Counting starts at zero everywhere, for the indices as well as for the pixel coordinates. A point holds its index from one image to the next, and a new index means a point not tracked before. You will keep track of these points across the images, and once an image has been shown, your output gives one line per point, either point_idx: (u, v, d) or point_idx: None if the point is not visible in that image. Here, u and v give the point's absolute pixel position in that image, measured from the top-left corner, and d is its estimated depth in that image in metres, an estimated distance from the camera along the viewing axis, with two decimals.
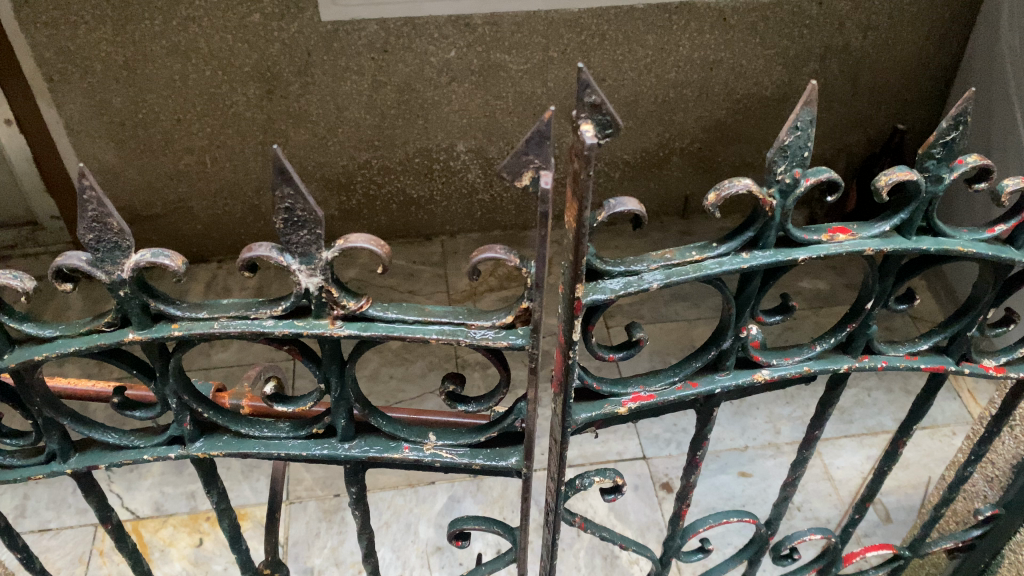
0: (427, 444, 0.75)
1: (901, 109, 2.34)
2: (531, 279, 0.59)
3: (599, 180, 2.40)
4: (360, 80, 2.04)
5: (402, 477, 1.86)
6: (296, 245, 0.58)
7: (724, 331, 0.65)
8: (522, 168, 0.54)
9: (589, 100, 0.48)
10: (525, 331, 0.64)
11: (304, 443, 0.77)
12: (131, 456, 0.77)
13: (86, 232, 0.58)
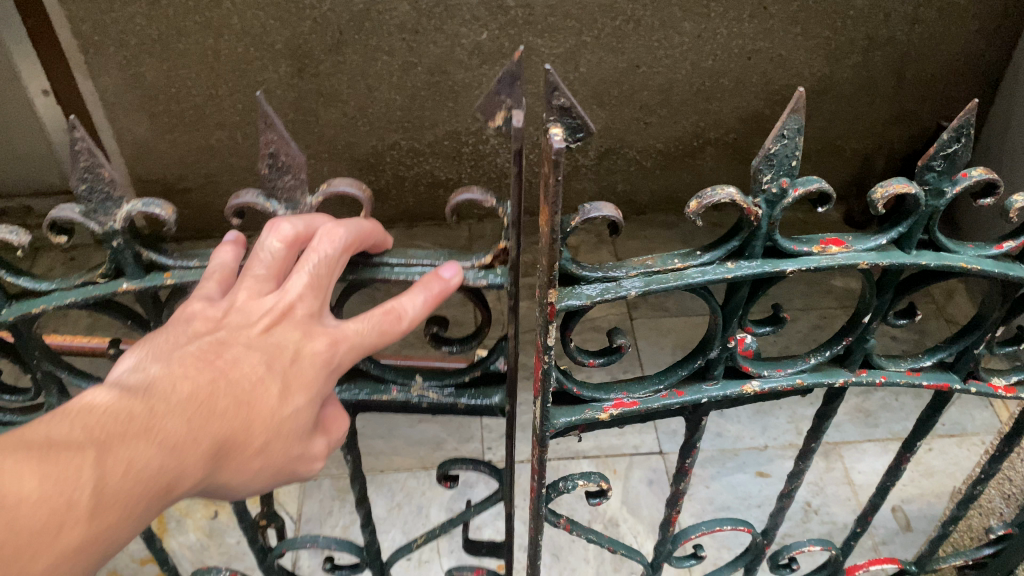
0: (410, 386, 0.80)
1: (950, 106, 2.25)
2: (507, 219, 0.64)
3: (631, 169, 2.36)
4: (391, 61, 2.04)
5: (417, 459, 1.87)
6: (281, 189, 0.66)
7: (710, 341, 0.63)
8: (496, 108, 0.64)
9: (558, 103, 0.47)
10: (504, 271, 0.70)
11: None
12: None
13: (80, 181, 0.63)
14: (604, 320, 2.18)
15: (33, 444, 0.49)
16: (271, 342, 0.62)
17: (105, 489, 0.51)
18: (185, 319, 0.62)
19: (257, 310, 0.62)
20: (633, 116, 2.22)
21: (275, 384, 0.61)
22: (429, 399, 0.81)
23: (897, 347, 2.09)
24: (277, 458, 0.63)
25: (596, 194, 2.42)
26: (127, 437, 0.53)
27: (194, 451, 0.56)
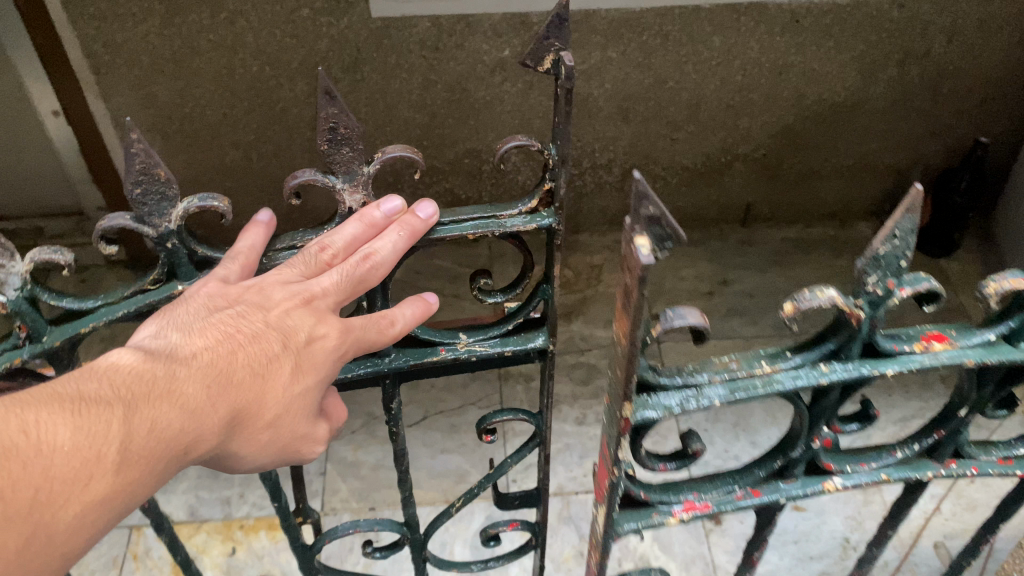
0: (459, 343, 0.95)
1: (989, 120, 2.17)
2: (553, 160, 0.81)
3: (656, 185, 2.29)
4: (410, 79, 1.98)
5: (440, 492, 1.81)
6: (338, 162, 0.78)
7: (800, 440, 0.77)
8: (545, 53, 0.77)
9: (647, 211, 0.55)
10: (548, 212, 0.85)
11: (356, 364, 0.94)
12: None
13: (134, 187, 0.75)
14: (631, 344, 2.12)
15: (69, 399, 0.64)
16: (285, 327, 0.79)
17: (136, 436, 0.65)
18: (206, 297, 0.79)
19: (281, 294, 0.80)
20: (659, 132, 2.15)
21: (287, 363, 0.79)
22: (479, 350, 0.96)
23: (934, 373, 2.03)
24: (285, 433, 0.81)
25: (620, 212, 2.36)
26: (150, 399, 0.68)
27: (207, 416, 0.71)
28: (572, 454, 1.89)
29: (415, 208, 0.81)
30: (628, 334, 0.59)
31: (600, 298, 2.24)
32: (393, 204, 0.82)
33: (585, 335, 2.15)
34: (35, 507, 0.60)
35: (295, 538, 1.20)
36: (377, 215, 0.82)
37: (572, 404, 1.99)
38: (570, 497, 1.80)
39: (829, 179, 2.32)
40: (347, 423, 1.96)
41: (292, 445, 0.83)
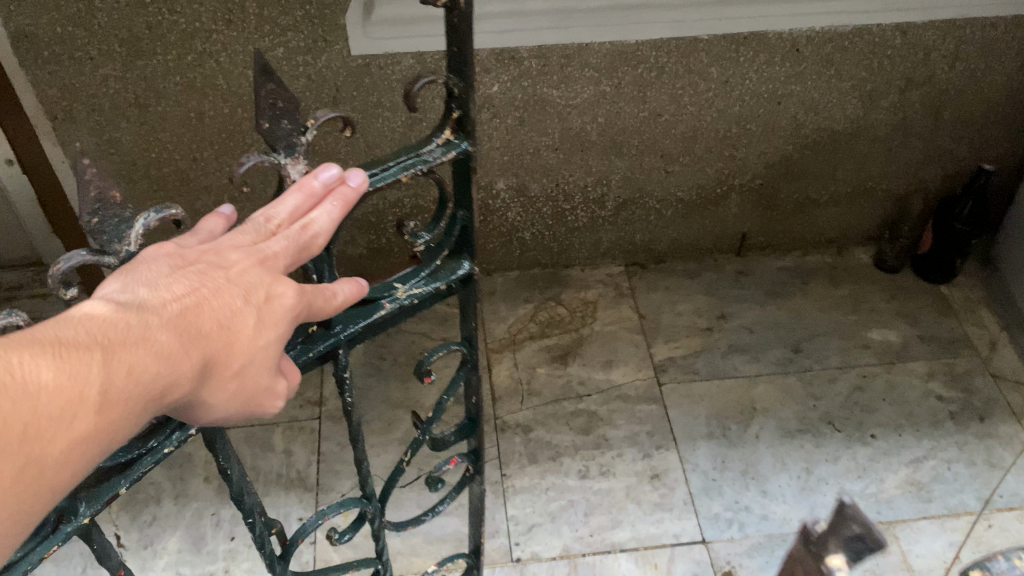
0: (400, 291, 0.93)
1: (988, 143, 2.11)
2: (458, 87, 0.82)
3: (650, 218, 2.21)
4: (393, 118, 1.86)
5: (438, 560, 1.70)
6: (277, 135, 0.75)
7: None
8: None
9: None
10: (459, 137, 0.87)
11: (309, 340, 0.88)
12: (142, 461, 0.78)
13: (91, 215, 0.68)
14: (631, 388, 2.03)
15: (44, 341, 0.54)
16: (248, 277, 0.66)
17: (114, 386, 0.55)
18: (162, 257, 0.66)
19: (237, 255, 0.67)
20: (653, 165, 2.06)
21: (253, 315, 0.66)
22: (419, 291, 0.94)
23: (943, 409, 1.96)
24: (251, 389, 0.68)
25: (613, 244, 2.28)
26: (126, 343, 0.57)
27: (183, 363, 0.60)
28: (577, 511, 1.79)
29: (346, 175, 0.73)
30: None
31: (596, 337, 2.15)
32: (331, 171, 0.72)
33: (583, 379, 2.05)
34: (17, 452, 0.51)
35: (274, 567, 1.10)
36: (315, 184, 0.72)
37: (573, 456, 1.88)
38: (577, 560, 1.70)
39: (826, 207, 2.25)
40: (335, 485, 1.83)
41: (255, 406, 0.70)
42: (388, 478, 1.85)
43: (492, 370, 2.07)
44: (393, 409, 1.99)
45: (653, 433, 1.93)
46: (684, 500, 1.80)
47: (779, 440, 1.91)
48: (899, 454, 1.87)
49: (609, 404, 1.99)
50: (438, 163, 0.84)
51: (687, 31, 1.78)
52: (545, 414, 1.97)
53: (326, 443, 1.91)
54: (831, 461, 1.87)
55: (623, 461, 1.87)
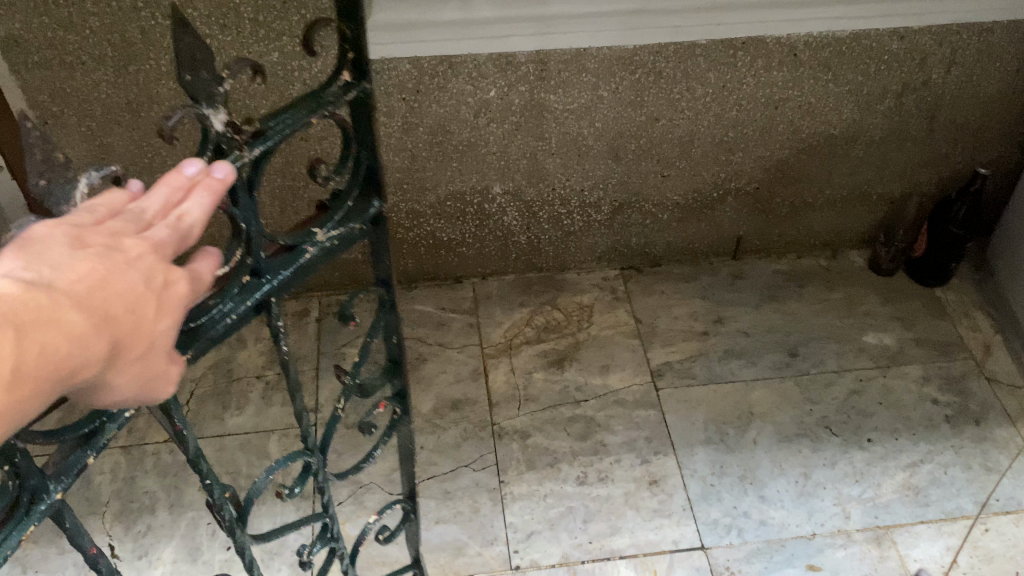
0: (323, 235, 0.80)
1: (982, 147, 2.13)
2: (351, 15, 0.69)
3: (646, 222, 2.21)
4: (389, 123, 1.84)
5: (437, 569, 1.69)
6: (198, 89, 0.60)
7: None
8: None
9: None
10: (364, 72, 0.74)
11: (238, 297, 0.73)
12: (107, 428, 0.66)
13: (38, 178, 0.57)
14: (628, 393, 2.02)
15: None
16: (151, 253, 0.53)
17: (19, 375, 0.42)
18: (42, 227, 0.50)
19: (125, 238, 0.52)
20: (650, 169, 2.06)
21: (161, 300, 0.52)
22: (343, 231, 0.81)
23: (939, 413, 1.96)
24: (145, 384, 0.54)
25: (609, 248, 2.28)
26: (36, 323, 0.44)
27: (94, 351, 0.47)
28: (576, 518, 1.78)
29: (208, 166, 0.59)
30: None
31: (593, 342, 2.14)
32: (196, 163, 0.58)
33: (580, 384, 2.04)
34: None
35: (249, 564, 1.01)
36: (178, 174, 0.58)
37: (572, 462, 1.88)
38: (577, 567, 1.69)
39: (821, 210, 2.25)
40: (332, 493, 1.82)
41: (144, 399, 0.56)
42: (386, 485, 1.83)
43: (489, 376, 2.06)
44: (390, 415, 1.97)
45: (651, 438, 1.93)
46: (683, 506, 1.80)
47: (776, 445, 1.91)
48: (896, 458, 1.88)
49: (607, 409, 1.98)
50: (343, 101, 0.72)
51: (685, 36, 1.77)
52: (542, 419, 1.96)
53: None
54: (828, 465, 1.87)
55: (621, 467, 1.87)
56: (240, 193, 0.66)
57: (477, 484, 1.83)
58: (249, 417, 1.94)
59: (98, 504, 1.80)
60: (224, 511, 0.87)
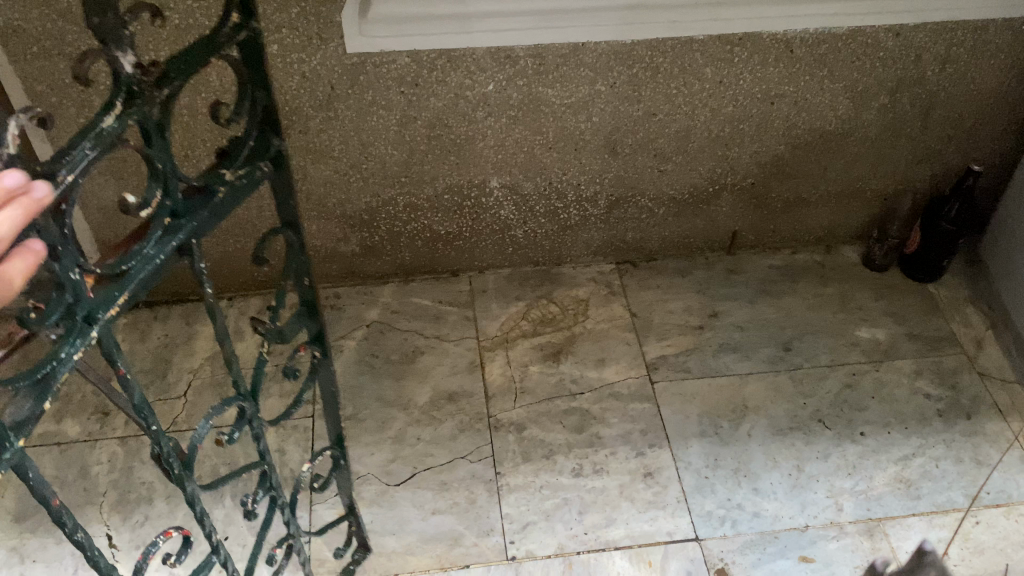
0: (230, 174, 0.93)
1: (975, 144, 2.15)
2: None
3: (642, 216, 2.22)
4: (388, 115, 1.85)
5: (433, 559, 1.70)
6: (105, 29, 0.65)
7: None
8: None
9: None
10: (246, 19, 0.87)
11: (161, 239, 0.81)
12: (57, 371, 0.70)
13: None
14: (624, 386, 2.04)
15: None
16: None
17: None
18: None
19: None
20: (647, 164, 2.07)
21: None
22: (244, 170, 0.95)
23: (931, 407, 1.98)
24: None
25: (605, 242, 2.29)
26: None
27: None
28: (572, 509, 1.79)
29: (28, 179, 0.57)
30: None
31: (588, 335, 2.16)
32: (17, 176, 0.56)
33: (576, 377, 2.05)
34: None
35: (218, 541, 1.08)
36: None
37: (567, 454, 1.89)
38: (572, 558, 1.70)
39: (815, 206, 2.27)
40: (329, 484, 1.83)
41: None
42: (383, 476, 1.84)
43: (485, 368, 2.07)
44: (386, 407, 1.98)
45: (645, 431, 1.94)
46: (678, 498, 1.81)
47: (770, 438, 1.93)
48: (888, 452, 1.89)
49: (602, 402, 2.00)
50: (234, 40, 0.85)
51: (683, 31, 1.78)
52: (538, 412, 1.97)
53: (320, 441, 1.90)
54: (821, 458, 1.88)
55: (616, 459, 1.88)
56: (155, 132, 0.74)
57: (473, 476, 1.84)
58: None
59: (94, 494, 1.80)
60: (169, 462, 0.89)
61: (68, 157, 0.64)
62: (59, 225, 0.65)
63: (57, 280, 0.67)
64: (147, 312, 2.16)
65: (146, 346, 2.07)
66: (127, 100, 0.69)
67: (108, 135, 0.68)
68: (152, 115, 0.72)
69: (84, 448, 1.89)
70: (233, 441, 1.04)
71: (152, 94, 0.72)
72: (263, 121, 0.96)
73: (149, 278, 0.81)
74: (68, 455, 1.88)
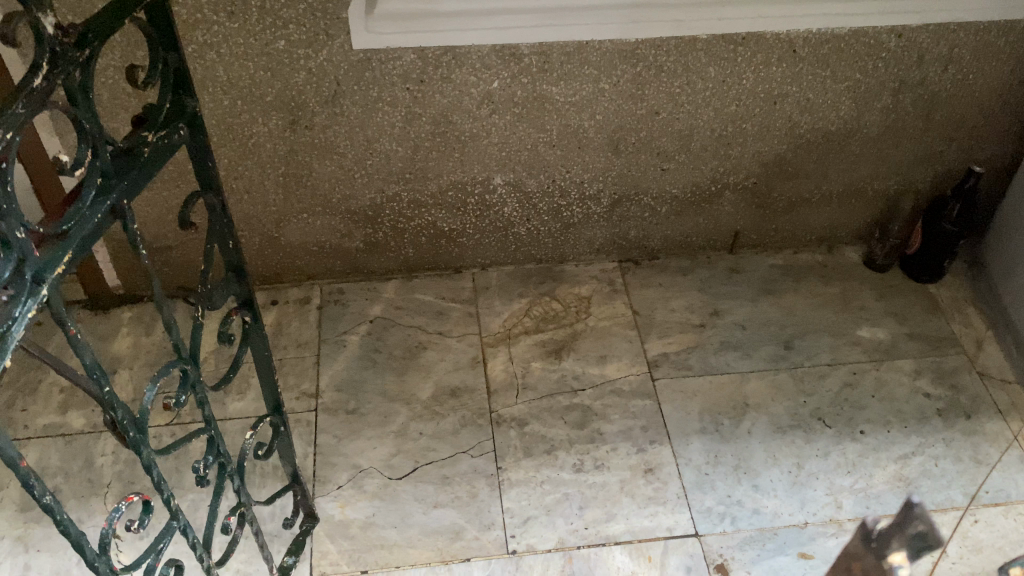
0: (152, 135, 0.95)
1: (977, 145, 2.16)
2: None
3: (645, 215, 2.23)
4: (393, 112, 1.86)
5: (435, 552, 1.71)
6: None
7: None
8: None
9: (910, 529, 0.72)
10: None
11: (95, 201, 0.86)
12: (13, 329, 0.75)
13: None
14: (625, 383, 2.05)
15: None
16: None
17: None
18: None
19: None
20: (649, 162, 2.08)
21: None
22: (166, 131, 0.98)
23: (931, 406, 1.99)
24: None
25: (607, 240, 2.31)
26: None
27: None
28: (572, 504, 1.80)
29: None
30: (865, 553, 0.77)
31: (590, 332, 2.17)
32: None
33: (578, 373, 2.07)
34: None
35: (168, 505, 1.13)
36: None
37: (568, 450, 1.90)
38: (572, 552, 1.71)
39: (817, 206, 2.28)
40: (331, 477, 1.84)
41: None
42: (385, 470, 1.85)
43: (487, 364, 2.08)
44: (389, 401, 2.00)
45: (646, 428, 1.95)
46: (678, 494, 1.82)
47: (770, 435, 1.94)
48: (888, 450, 1.90)
49: (603, 399, 2.01)
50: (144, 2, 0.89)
51: (687, 30, 1.79)
52: (539, 408, 1.99)
53: (322, 435, 1.91)
54: (821, 456, 1.89)
55: (617, 455, 1.89)
56: (79, 93, 0.79)
57: (475, 470, 1.86)
58: (250, 402, 1.95)
59: (98, 485, 1.81)
60: (119, 418, 0.96)
61: (4, 116, 0.70)
62: (1, 184, 0.71)
63: (2, 239, 0.72)
64: (152, 306, 2.18)
65: (150, 340, 2.09)
66: (51, 60, 0.75)
67: (38, 94, 0.73)
68: (73, 76, 0.78)
69: (88, 440, 1.91)
70: (181, 403, 1.12)
71: (73, 55, 0.77)
72: (175, 83, 0.99)
73: (88, 239, 0.86)
74: (73, 447, 1.89)
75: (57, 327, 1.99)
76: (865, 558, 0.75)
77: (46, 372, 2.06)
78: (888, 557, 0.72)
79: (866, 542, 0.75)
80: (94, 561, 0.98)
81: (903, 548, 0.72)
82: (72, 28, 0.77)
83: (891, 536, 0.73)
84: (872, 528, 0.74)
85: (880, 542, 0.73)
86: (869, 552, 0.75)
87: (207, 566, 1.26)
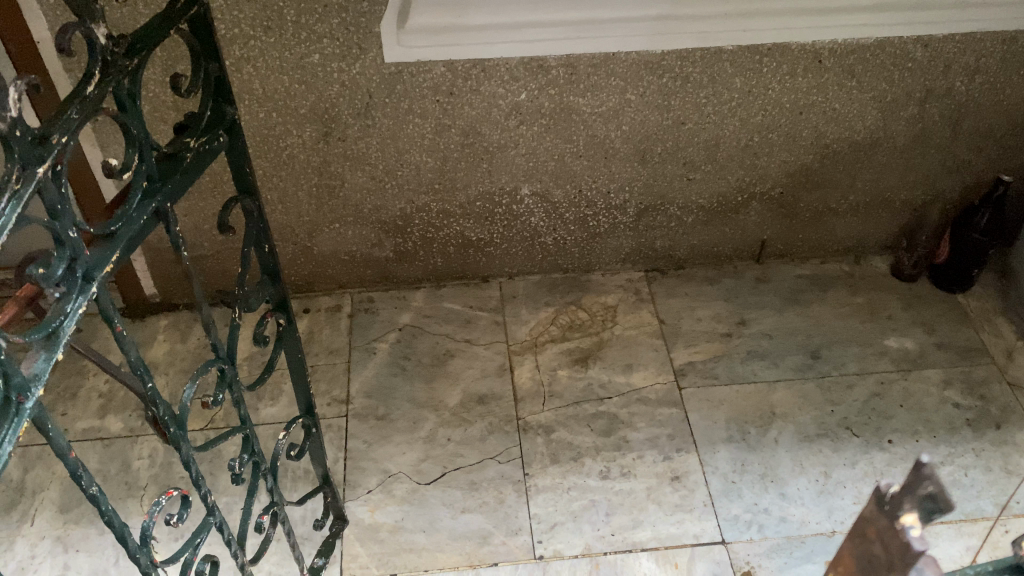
0: (194, 142, 0.99)
1: (1005, 154, 2.16)
2: None
3: (672, 224, 2.25)
4: (423, 123, 1.90)
5: (462, 556, 1.73)
6: (81, 8, 0.73)
7: None
8: None
9: (922, 490, 0.59)
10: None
11: (141, 202, 0.90)
12: (63, 324, 0.79)
13: None
14: (651, 391, 2.06)
15: None
16: None
17: None
18: None
19: None
20: (675, 173, 2.10)
21: None
22: (206, 138, 1.01)
23: (960, 416, 1.98)
24: None
25: (634, 250, 2.33)
26: None
27: None
28: (599, 511, 1.81)
29: None
30: (869, 519, 0.65)
31: (617, 341, 2.19)
32: None
33: (604, 381, 2.08)
34: None
35: (207, 500, 1.16)
36: None
37: (595, 457, 1.91)
38: (599, 558, 1.72)
39: (844, 215, 2.29)
40: (362, 481, 1.86)
41: None
42: (414, 475, 1.88)
43: (514, 372, 2.11)
44: (418, 408, 2.03)
45: (673, 436, 1.96)
46: (705, 502, 1.83)
47: (797, 444, 1.94)
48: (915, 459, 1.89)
49: (629, 407, 2.02)
50: (186, 14, 0.93)
51: (712, 41, 1.82)
52: (566, 415, 2.00)
53: (353, 440, 1.95)
54: (848, 465, 1.89)
55: (643, 463, 1.90)
56: (128, 100, 0.83)
57: (502, 476, 1.88)
58: (281, 407, 1.99)
59: (135, 488, 1.85)
60: (161, 415, 0.99)
61: (58, 123, 0.74)
62: (57, 185, 0.74)
63: (58, 238, 0.76)
64: (188, 314, 2.23)
65: (186, 347, 2.14)
66: (103, 67, 0.78)
67: (90, 100, 0.77)
68: (123, 84, 0.81)
69: (125, 443, 1.95)
70: (218, 402, 1.15)
71: (122, 63, 0.81)
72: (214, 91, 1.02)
73: (132, 239, 0.90)
74: (110, 450, 1.94)
75: (97, 334, 2.05)
76: (880, 523, 0.63)
77: (86, 378, 2.11)
78: (898, 518, 0.61)
79: (878, 506, 0.63)
80: (135, 554, 1.01)
81: (915, 508, 0.60)
82: (122, 39, 0.81)
83: (902, 497, 0.61)
84: (883, 490, 0.62)
85: (892, 504, 0.62)
86: (883, 516, 0.63)
87: (241, 563, 1.29)
